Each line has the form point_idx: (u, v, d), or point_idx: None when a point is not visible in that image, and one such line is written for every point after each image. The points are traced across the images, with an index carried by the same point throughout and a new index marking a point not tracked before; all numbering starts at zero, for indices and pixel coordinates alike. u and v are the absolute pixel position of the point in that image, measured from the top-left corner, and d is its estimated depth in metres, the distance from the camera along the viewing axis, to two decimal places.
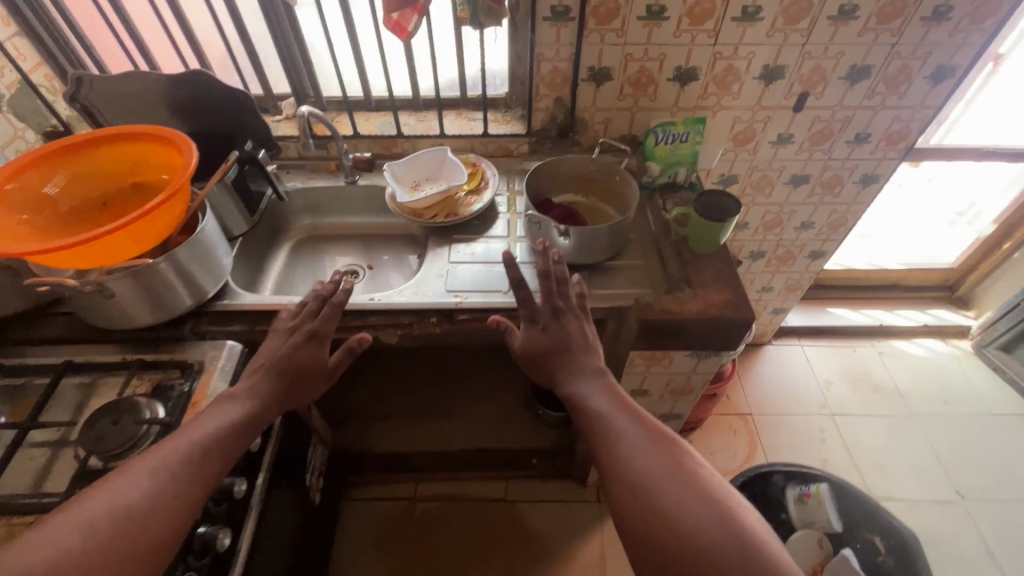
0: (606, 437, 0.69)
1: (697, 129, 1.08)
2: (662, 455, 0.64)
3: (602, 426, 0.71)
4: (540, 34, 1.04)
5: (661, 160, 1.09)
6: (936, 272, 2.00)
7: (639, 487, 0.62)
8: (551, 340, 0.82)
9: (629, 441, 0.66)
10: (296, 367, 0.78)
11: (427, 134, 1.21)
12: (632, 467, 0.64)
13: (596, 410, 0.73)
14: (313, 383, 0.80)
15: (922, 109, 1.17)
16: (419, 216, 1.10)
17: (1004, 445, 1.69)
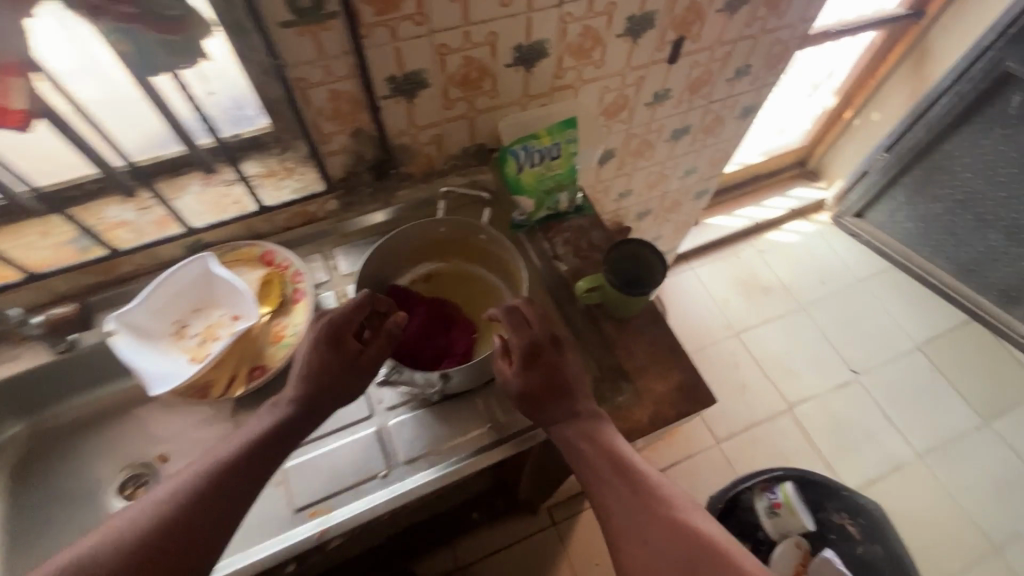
0: (615, 504, 0.57)
1: (570, 137, 0.79)
2: (684, 543, 0.53)
3: (610, 491, 0.57)
4: (288, 51, 0.60)
5: (533, 190, 0.79)
6: (790, 153, 1.99)
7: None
8: (539, 371, 0.62)
9: (643, 518, 0.55)
10: (315, 384, 0.60)
11: (167, 235, 0.76)
12: (648, 551, 0.53)
13: (599, 469, 0.58)
14: (336, 403, 0.62)
15: (801, 24, 0.96)
16: (207, 394, 0.68)
17: (875, 309, 1.82)
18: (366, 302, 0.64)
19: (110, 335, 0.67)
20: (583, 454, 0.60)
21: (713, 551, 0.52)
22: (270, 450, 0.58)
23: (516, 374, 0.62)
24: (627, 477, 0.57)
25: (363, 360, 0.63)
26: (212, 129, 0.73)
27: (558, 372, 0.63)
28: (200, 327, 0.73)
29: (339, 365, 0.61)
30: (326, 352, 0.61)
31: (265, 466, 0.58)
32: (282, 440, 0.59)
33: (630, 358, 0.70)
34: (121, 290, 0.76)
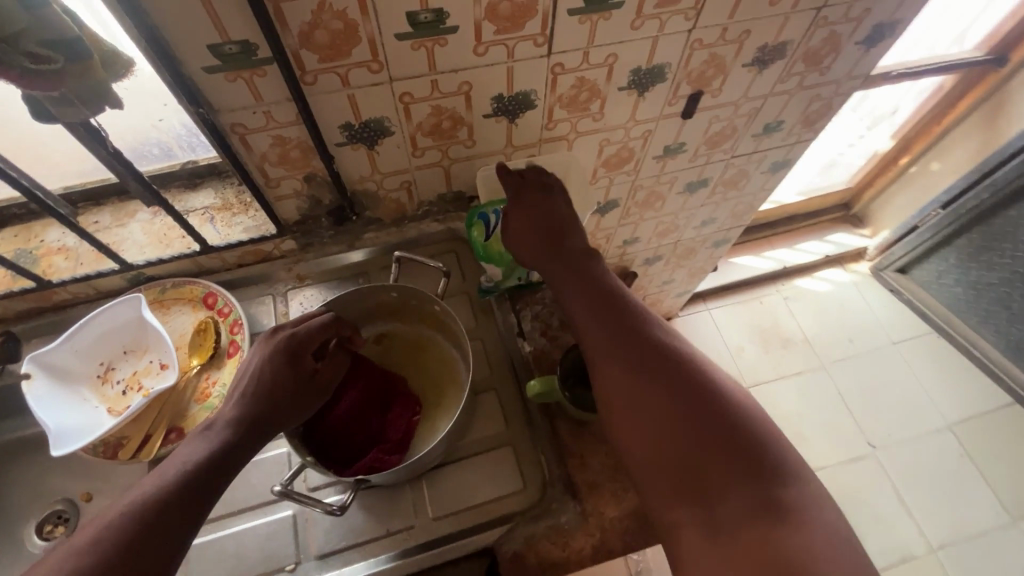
0: (602, 341, 0.57)
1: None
2: (666, 382, 0.53)
3: (597, 322, 0.59)
4: (217, 96, 0.53)
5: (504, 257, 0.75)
6: (833, 195, 1.82)
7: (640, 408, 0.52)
8: (536, 217, 0.68)
9: (628, 354, 0.55)
10: (265, 399, 0.56)
11: (105, 267, 0.70)
12: (630, 387, 0.54)
13: (590, 308, 0.60)
14: (278, 423, 0.56)
15: (847, 81, 0.83)
16: (117, 455, 0.62)
17: (906, 378, 1.66)
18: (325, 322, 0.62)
19: (23, 377, 0.62)
20: (577, 296, 0.62)
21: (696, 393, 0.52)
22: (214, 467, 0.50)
23: (514, 225, 0.68)
24: (616, 319, 0.58)
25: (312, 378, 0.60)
26: (166, 154, 0.72)
27: (556, 223, 0.68)
28: (125, 373, 0.68)
29: (289, 381, 0.58)
30: (277, 367, 0.58)
31: (209, 485, 0.49)
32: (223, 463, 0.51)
33: (583, 472, 0.65)
34: (56, 319, 0.72)
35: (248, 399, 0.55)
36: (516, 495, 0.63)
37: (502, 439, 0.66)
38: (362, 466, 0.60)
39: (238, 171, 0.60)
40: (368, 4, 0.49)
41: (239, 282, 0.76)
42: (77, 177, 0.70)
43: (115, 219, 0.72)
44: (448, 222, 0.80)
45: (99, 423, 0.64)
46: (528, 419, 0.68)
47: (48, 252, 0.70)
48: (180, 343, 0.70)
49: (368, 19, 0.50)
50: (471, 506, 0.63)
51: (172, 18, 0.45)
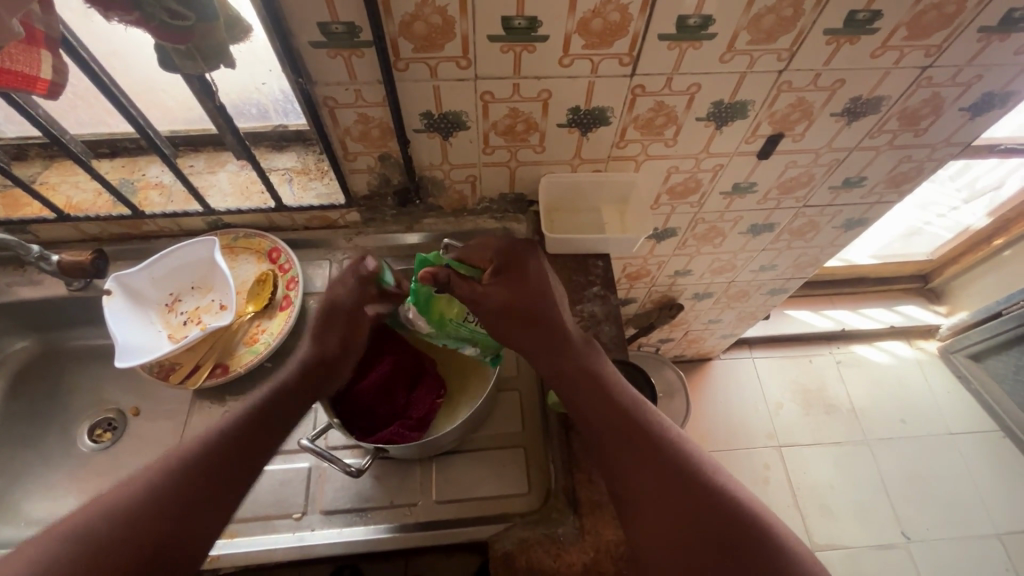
0: (609, 436, 0.56)
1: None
2: (676, 474, 0.53)
3: (610, 435, 0.56)
4: (318, 69, 0.57)
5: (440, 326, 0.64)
6: (911, 264, 1.71)
7: (653, 508, 0.52)
8: (515, 284, 0.61)
9: (638, 449, 0.55)
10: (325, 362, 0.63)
11: (191, 208, 0.76)
12: (640, 483, 0.53)
13: (592, 398, 0.58)
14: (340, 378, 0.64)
15: (943, 147, 0.79)
16: (168, 377, 0.68)
17: (957, 473, 1.53)
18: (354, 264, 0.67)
19: (106, 293, 0.70)
20: (574, 382, 0.59)
21: (706, 483, 0.52)
22: (286, 401, 0.58)
23: (498, 292, 0.60)
24: (620, 407, 0.58)
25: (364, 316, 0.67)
26: (262, 114, 0.77)
27: (536, 292, 0.61)
28: (189, 306, 0.74)
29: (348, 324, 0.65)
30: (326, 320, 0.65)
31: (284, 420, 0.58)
32: (298, 394, 0.59)
33: (588, 488, 0.64)
34: (143, 247, 0.80)
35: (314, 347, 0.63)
36: (518, 497, 0.64)
37: (516, 440, 0.68)
38: (382, 437, 0.63)
39: (322, 140, 0.64)
40: (468, 4, 0.52)
41: (304, 242, 0.82)
42: (183, 123, 0.77)
43: (207, 166, 0.79)
44: (504, 222, 0.82)
45: (158, 346, 0.70)
46: (544, 426, 0.69)
47: (147, 185, 0.78)
48: (240, 289, 0.76)
49: (465, 17, 0.53)
50: (472, 497, 0.65)
51: None
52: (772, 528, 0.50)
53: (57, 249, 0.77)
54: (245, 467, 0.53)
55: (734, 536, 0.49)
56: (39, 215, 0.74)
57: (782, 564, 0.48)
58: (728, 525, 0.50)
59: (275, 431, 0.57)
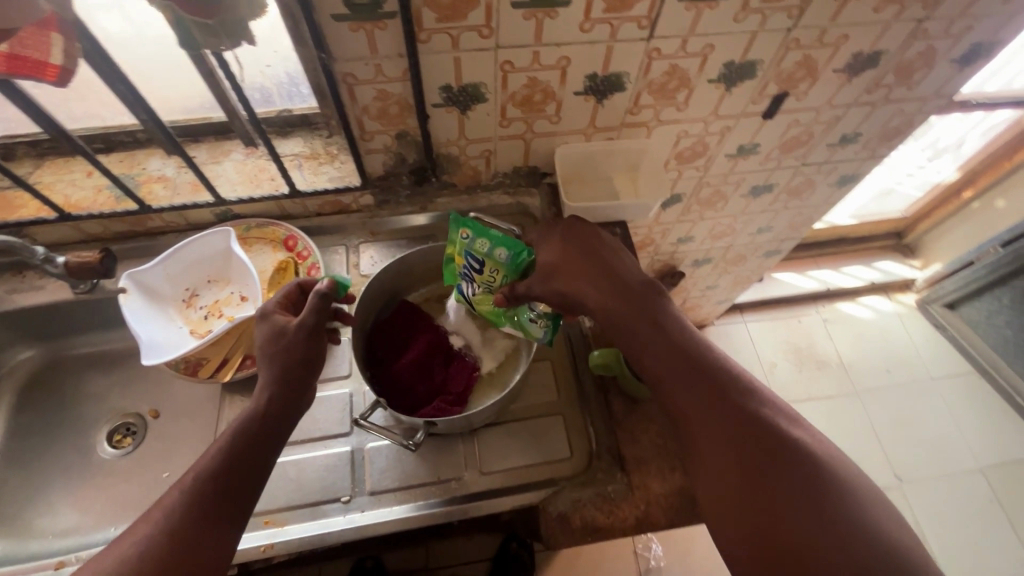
0: (673, 384, 0.51)
1: (463, 237, 0.63)
2: (753, 430, 0.47)
3: (677, 385, 0.51)
4: (339, 44, 0.56)
5: (495, 317, 0.65)
6: (886, 222, 1.79)
7: (723, 465, 0.47)
8: (572, 242, 0.62)
9: (706, 396, 0.49)
10: (281, 378, 0.54)
11: (200, 199, 0.74)
12: (707, 437, 0.48)
13: (655, 348, 0.53)
14: (300, 395, 0.55)
15: (933, 99, 0.83)
16: (197, 373, 0.67)
17: (941, 416, 1.63)
18: (297, 287, 0.62)
19: (122, 292, 0.67)
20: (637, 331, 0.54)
21: (786, 441, 0.46)
22: (259, 432, 0.52)
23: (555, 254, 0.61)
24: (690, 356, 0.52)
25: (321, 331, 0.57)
26: (265, 99, 0.75)
27: (605, 258, 0.60)
28: (208, 300, 0.73)
29: (296, 344, 0.55)
30: (274, 345, 0.55)
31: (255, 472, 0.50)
32: (271, 422, 0.52)
33: (632, 446, 0.65)
34: (149, 243, 0.77)
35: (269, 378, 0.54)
36: (563, 462, 0.66)
37: (553, 408, 0.69)
38: (426, 413, 0.63)
39: (342, 119, 0.63)
40: None
41: (317, 229, 0.80)
42: (183, 113, 0.75)
43: (211, 156, 0.76)
44: (518, 195, 0.83)
45: (182, 342, 0.69)
46: (580, 391, 0.70)
47: (149, 179, 0.75)
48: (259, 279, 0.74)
49: None
50: (518, 466, 0.66)
51: None
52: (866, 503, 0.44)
53: (59, 252, 0.74)
54: (218, 526, 0.47)
55: (822, 504, 0.43)
56: (37, 216, 0.71)
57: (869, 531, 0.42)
58: (812, 491, 0.44)
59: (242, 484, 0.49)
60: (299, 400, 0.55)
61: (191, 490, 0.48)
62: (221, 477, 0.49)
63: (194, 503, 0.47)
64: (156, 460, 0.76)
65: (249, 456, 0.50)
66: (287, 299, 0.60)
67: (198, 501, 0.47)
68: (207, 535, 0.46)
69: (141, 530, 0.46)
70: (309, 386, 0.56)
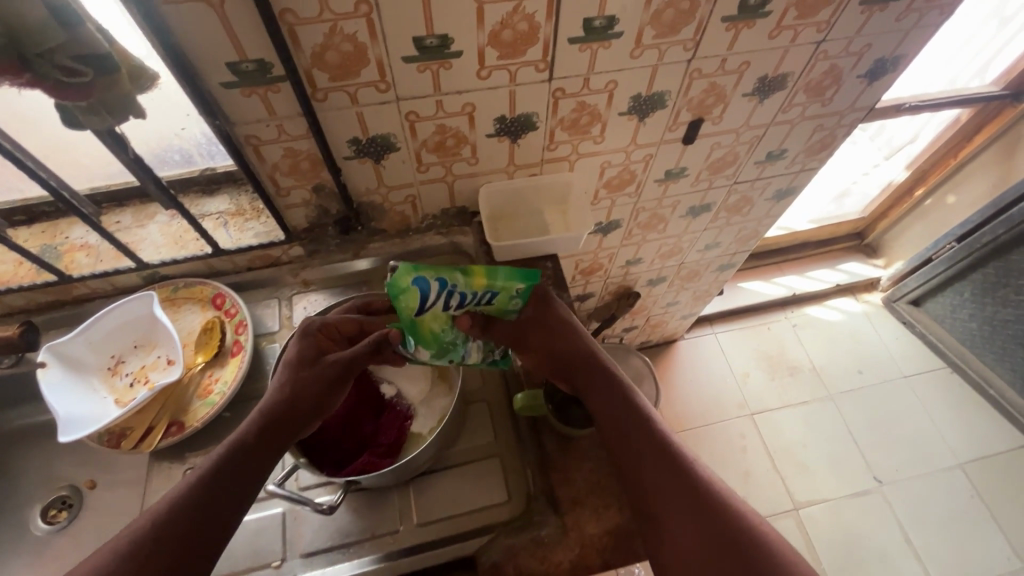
0: (628, 442, 0.59)
1: (513, 288, 0.61)
2: (696, 487, 0.55)
3: (630, 440, 0.59)
4: (234, 109, 0.56)
5: (435, 341, 0.60)
6: (845, 224, 1.81)
7: (683, 546, 0.52)
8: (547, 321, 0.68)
9: (659, 455, 0.57)
10: (300, 402, 0.59)
11: (123, 265, 0.74)
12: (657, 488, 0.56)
13: (615, 415, 0.61)
14: (313, 422, 0.60)
15: (850, 112, 0.84)
16: (120, 444, 0.64)
17: (916, 414, 1.62)
18: (356, 323, 0.67)
19: (39, 366, 0.66)
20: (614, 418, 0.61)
21: (722, 499, 0.54)
22: (265, 449, 0.55)
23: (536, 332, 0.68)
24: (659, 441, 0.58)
25: (346, 369, 0.62)
26: (185, 160, 0.76)
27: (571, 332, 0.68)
28: (134, 367, 0.71)
29: (325, 374, 0.61)
30: (300, 369, 0.61)
31: (243, 492, 0.52)
32: (277, 442, 0.56)
33: (567, 486, 0.64)
34: (74, 312, 0.75)
35: (281, 398, 0.58)
36: (499, 506, 0.64)
37: (491, 450, 0.68)
38: (354, 468, 0.62)
39: (251, 179, 0.63)
40: (377, 29, 0.52)
41: (248, 284, 0.80)
42: (103, 179, 0.75)
43: (135, 220, 0.76)
44: (451, 235, 0.82)
45: (103, 413, 0.67)
46: (516, 431, 0.69)
47: (72, 248, 0.74)
48: (186, 340, 0.73)
49: (376, 42, 0.54)
50: (454, 515, 0.64)
51: (196, 40, 0.49)
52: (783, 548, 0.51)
53: None
54: (202, 539, 0.49)
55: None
56: None
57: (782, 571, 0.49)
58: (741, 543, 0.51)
59: (229, 498, 0.51)
60: (300, 429, 0.58)
61: (194, 491, 0.50)
62: (215, 481, 0.52)
63: (184, 502, 0.50)
64: (87, 541, 0.72)
65: (249, 471, 0.54)
66: (338, 326, 0.66)
67: (195, 504, 0.50)
68: (191, 545, 0.48)
69: (137, 524, 0.48)
70: (313, 417, 0.59)
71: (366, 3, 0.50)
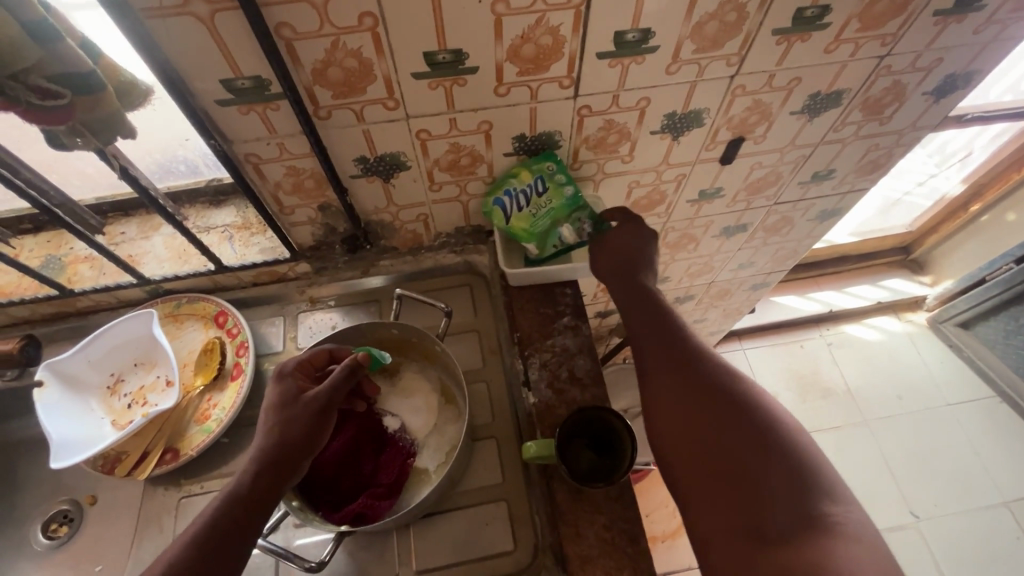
0: (645, 341, 0.56)
1: (547, 170, 0.64)
2: (709, 385, 0.51)
3: (647, 337, 0.56)
4: (230, 128, 0.52)
5: (535, 234, 0.66)
6: (891, 238, 1.69)
7: (712, 486, 0.46)
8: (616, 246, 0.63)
9: (671, 353, 0.54)
10: (279, 453, 0.51)
11: (125, 279, 0.71)
12: (666, 388, 0.52)
13: (634, 314, 0.58)
14: (297, 469, 0.52)
15: (911, 132, 0.76)
16: (113, 471, 0.62)
17: (960, 446, 1.52)
18: (327, 353, 0.60)
19: (37, 385, 0.64)
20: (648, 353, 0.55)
21: (741, 398, 0.49)
22: (243, 512, 0.48)
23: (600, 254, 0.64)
24: (694, 390, 0.51)
25: (331, 406, 0.55)
26: (192, 170, 0.72)
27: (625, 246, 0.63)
28: (133, 387, 0.69)
29: (305, 415, 0.53)
30: (280, 415, 0.53)
31: (223, 562, 0.46)
32: (254, 503, 0.48)
33: (577, 543, 0.58)
34: (77, 325, 0.74)
35: (261, 453, 0.51)
36: (504, 557, 0.60)
37: (498, 493, 0.64)
38: (351, 512, 0.58)
39: (251, 199, 0.59)
40: (383, 43, 0.47)
41: (253, 301, 0.77)
42: (108, 189, 0.73)
43: (141, 231, 0.74)
44: (466, 254, 0.77)
45: (99, 436, 0.64)
46: (526, 475, 0.64)
47: (76, 259, 0.72)
48: (187, 360, 0.70)
49: (383, 57, 0.49)
50: (454, 564, 0.60)
51: (184, 56, 0.45)
52: (805, 451, 0.46)
53: None
54: None
55: (786, 506, 0.43)
56: None
57: (798, 470, 0.45)
58: (757, 443, 0.46)
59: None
60: (287, 479, 0.51)
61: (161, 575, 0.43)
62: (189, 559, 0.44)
63: None
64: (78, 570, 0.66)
65: (228, 539, 0.46)
66: (308, 363, 0.59)
67: None
68: None
69: None
70: (300, 467, 0.52)
71: (371, 16, 0.45)
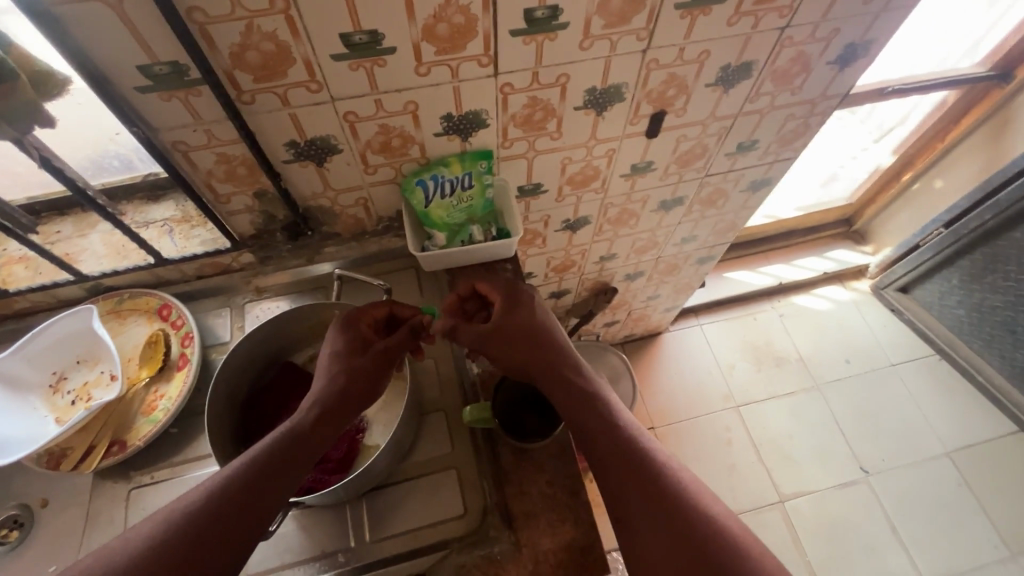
0: None
1: (479, 169, 0.70)
2: None
3: None
4: (154, 115, 0.53)
5: (448, 221, 0.73)
6: (833, 211, 1.77)
7: None
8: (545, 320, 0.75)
9: None
10: (345, 397, 0.58)
11: (63, 278, 0.71)
12: None
13: None
14: (355, 414, 0.59)
15: (823, 100, 0.81)
16: (59, 466, 0.62)
17: (904, 404, 1.60)
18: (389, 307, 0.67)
19: None
20: None
21: None
22: (307, 441, 0.54)
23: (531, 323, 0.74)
24: None
25: (391, 360, 0.62)
26: (126, 165, 0.72)
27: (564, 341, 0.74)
28: (76, 384, 0.68)
29: (372, 364, 0.61)
30: (349, 361, 0.60)
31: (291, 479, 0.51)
32: (317, 435, 0.55)
33: (520, 500, 0.64)
34: (16, 328, 0.73)
35: (328, 392, 0.58)
36: (452, 521, 0.62)
37: (447, 462, 0.66)
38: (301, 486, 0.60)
39: (183, 188, 0.60)
40: (298, 26, 0.49)
41: (199, 293, 0.77)
42: (40, 189, 0.72)
43: (77, 229, 0.73)
44: None
45: (42, 434, 0.64)
46: (474, 442, 0.67)
47: (10, 261, 0.72)
48: (131, 354, 0.71)
49: (300, 40, 0.50)
50: (407, 531, 0.62)
51: (97, 41, 0.46)
52: None
53: None
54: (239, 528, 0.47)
55: None
56: None
57: None
58: None
59: (281, 489, 0.50)
60: (348, 418, 0.58)
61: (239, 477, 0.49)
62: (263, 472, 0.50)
63: (229, 487, 0.48)
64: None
65: (294, 458, 0.52)
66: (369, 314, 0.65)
67: (240, 491, 0.48)
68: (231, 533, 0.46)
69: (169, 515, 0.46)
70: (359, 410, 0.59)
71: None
